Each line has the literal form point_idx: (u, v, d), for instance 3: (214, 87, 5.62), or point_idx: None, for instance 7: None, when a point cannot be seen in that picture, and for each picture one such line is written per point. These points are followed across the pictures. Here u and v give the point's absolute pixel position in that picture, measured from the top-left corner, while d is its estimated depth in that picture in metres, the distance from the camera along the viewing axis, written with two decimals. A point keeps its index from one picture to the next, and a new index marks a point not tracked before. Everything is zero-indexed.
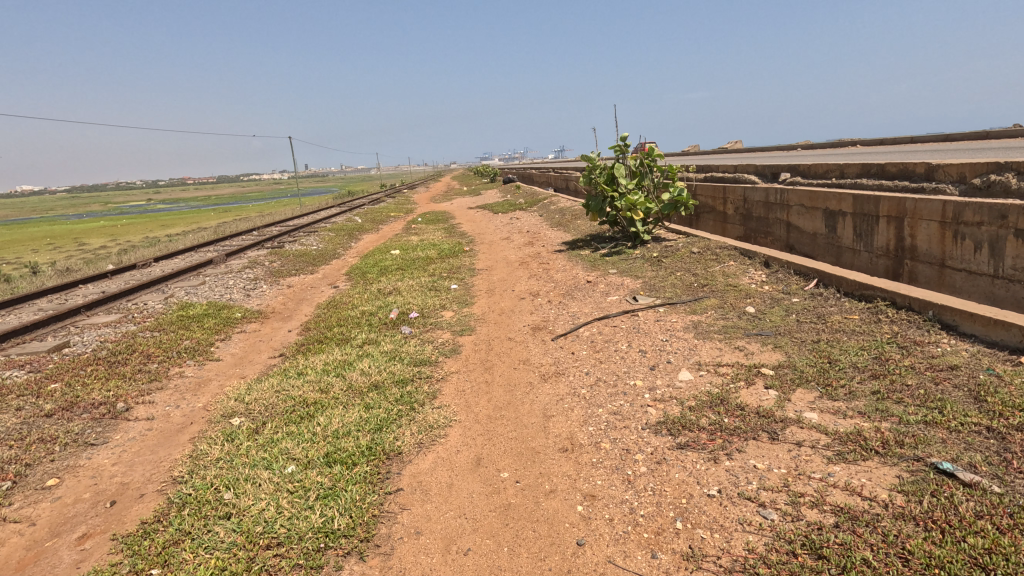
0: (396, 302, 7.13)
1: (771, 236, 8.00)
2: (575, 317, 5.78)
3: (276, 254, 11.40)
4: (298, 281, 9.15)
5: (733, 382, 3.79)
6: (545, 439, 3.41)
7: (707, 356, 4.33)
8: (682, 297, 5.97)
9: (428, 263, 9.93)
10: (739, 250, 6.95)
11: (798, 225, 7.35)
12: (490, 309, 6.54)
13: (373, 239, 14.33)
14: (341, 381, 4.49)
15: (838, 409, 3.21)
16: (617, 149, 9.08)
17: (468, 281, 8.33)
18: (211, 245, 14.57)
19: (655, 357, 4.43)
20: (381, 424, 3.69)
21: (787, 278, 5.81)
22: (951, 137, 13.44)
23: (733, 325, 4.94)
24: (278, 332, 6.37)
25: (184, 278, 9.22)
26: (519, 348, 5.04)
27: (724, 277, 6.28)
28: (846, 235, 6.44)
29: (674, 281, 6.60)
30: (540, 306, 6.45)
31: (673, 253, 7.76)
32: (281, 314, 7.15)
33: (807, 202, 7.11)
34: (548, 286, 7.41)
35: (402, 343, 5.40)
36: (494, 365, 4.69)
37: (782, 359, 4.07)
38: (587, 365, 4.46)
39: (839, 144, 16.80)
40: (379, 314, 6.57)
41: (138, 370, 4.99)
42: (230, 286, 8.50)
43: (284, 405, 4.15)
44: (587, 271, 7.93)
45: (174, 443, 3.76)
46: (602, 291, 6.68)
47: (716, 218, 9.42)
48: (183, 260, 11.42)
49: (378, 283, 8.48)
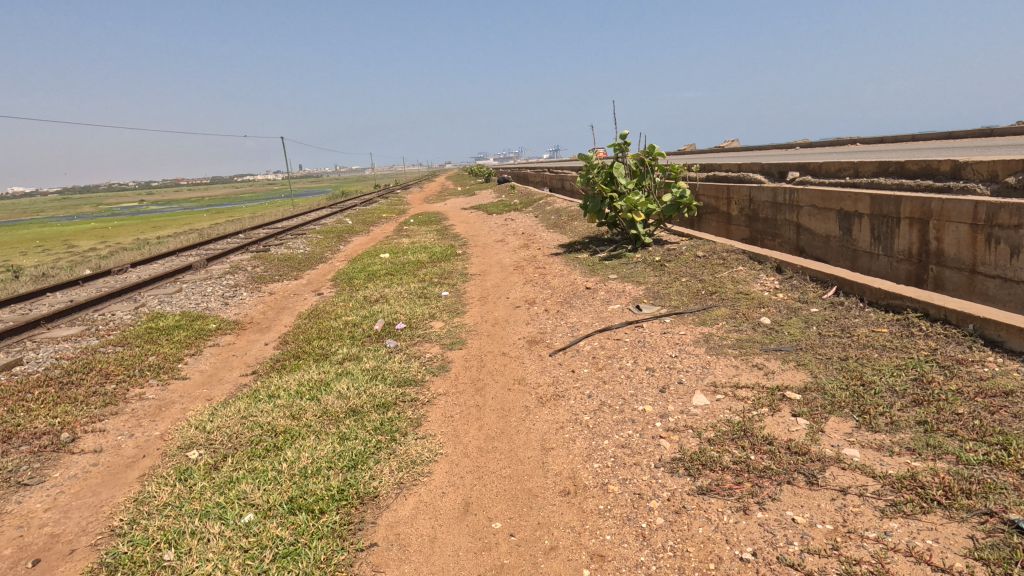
0: (383, 311, 6.66)
1: (779, 239, 7.58)
2: (574, 329, 5.34)
3: (259, 258, 10.89)
4: (281, 288, 8.67)
5: (755, 408, 3.35)
6: (543, 479, 2.96)
7: (723, 375, 3.89)
8: (689, 306, 5.54)
9: (418, 267, 9.47)
10: (748, 254, 6.53)
11: (809, 226, 6.94)
12: (482, 320, 6.09)
13: (362, 242, 13.84)
14: (314, 406, 4.03)
15: (882, 445, 2.77)
16: (616, 147, 8.64)
17: (460, 288, 7.88)
18: (193, 249, 14.03)
19: (664, 376, 4.00)
20: (356, 461, 3.23)
21: (802, 285, 5.39)
22: (955, 134, 13.06)
23: (748, 339, 4.51)
24: (254, 346, 5.89)
25: (160, 285, 8.73)
26: (514, 365, 4.60)
27: (734, 283, 5.86)
28: (862, 237, 6.03)
29: (679, 288, 6.16)
30: (537, 315, 6.00)
31: (677, 256, 7.33)
32: (259, 325, 6.67)
33: (819, 202, 6.69)
34: (544, 293, 6.97)
35: (386, 360, 4.94)
36: (486, 386, 4.24)
37: (808, 380, 3.64)
38: (589, 386, 4.02)
39: (840, 142, 16.45)
40: (363, 326, 6.10)
41: (92, 393, 4.51)
42: (208, 294, 8.01)
43: (248, 435, 3.69)
44: (585, 276, 7.49)
45: (120, 483, 3.29)
46: (602, 299, 6.24)
47: (720, 219, 9.01)
48: (163, 265, 10.92)
49: (365, 290, 8.02)
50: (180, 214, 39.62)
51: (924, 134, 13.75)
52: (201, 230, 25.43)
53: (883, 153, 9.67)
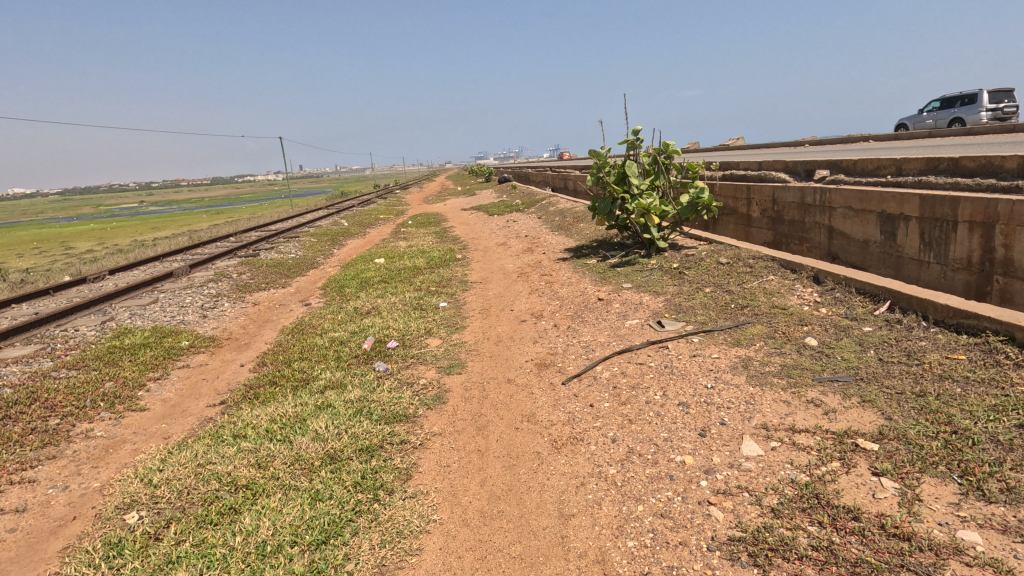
0: (374, 326, 6.03)
1: (808, 243, 6.94)
2: (589, 350, 4.69)
3: (246, 264, 10.24)
4: (266, 297, 8.03)
5: (824, 463, 2.70)
6: (564, 564, 2.32)
7: (774, 415, 3.24)
8: (718, 322, 4.89)
9: (415, 274, 8.83)
10: (779, 262, 5.89)
11: (843, 230, 6.30)
12: (484, 336, 5.44)
13: (356, 246, 13.12)
14: (285, 450, 3.39)
15: (1009, 526, 2.12)
16: (627, 144, 7.98)
17: (459, 298, 7.23)
18: (180, 252, 13.37)
19: (702, 415, 3.35)
20: (327, 533, 2.59)
21: (848, 299, 4.75)
22: (975, 130, 12.53)
23: (795, 366, 3.87)
24: (228, 368, 5.24)
25: (136, 294, 8.08)
26: (522, 396, 3.95)
27: (767, 296, 5.22)
28: (910, 243, 5.38)
29: (704, 300, 5.52)
30: (545, 332, 5.35)
31: (697, 263, 6.69)
32: (237, 342, 6.03)
33: (857, 203, 6.04)
34: (552, 304, 6.33)
35: (374, 388, 4.30)
36: (489, 424, 3.60)
37: (882, 423, 2.99)
38: (612, 426, 3.36)
39: (851, 140, 15.82)
40: (350, 345, 5.46)
41: (30, 432, 3.86)
42: (185, 305, 7.37)
43: (201, 491, 3.05)
44: (596, 285, 6.85)
45: (36, 559, 2.65)
46: (618, 313, 5.59)
47: (739, 221, 8.37)
48: (144, 272, 10.28)
49: (356, 300, 7.37)
50: (176, 215, 38.88)
51: (941, 130, 13.24)
52: (194, 232, 24.73)
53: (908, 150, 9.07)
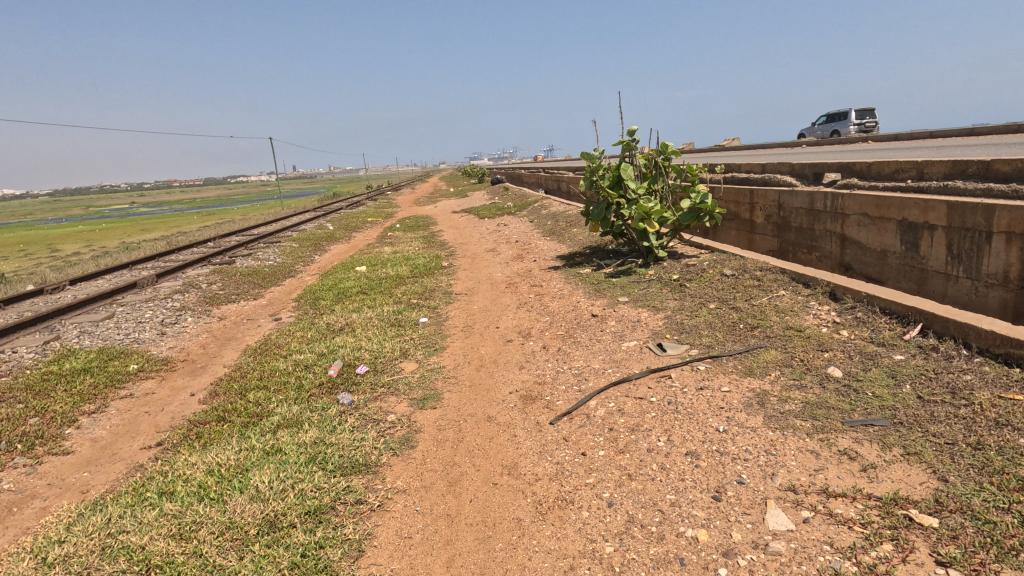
0: (345, 346, 5.46)
1: (818, 252, 6.43)
2: (581, 379, 4.13)
3: (219, 273, 9.65)
4: (234, 311, 7.45)
5: (873, 546, 2.16)
6: None
7: (802, 470, 2.70)
8: (727, 346, 4.36)
9: (396, 284, 8.24)
10: (791, 275, 5.37)
11: (857, 239, 5.80)
12: (465, 360, 4.88)
13: (340, 252, 12.52)
14: (217, 513, 2.82)
15: None
16: (623, 145, 7.45)
17: (441, 313, 6.66)
18: (153, 258, 12.73)
19: (715, 471, 2.80)
20: None
21: (872, 320, 4.22)
22: (978, 129, 12.27)
23: (820, 402, 3.33)
24: (177, 398, 4.65)
25: (93, 308, 7.48)
26: (503, 439, 3.41)
27: (780, 315, 4.69)
28: (935, 254, 4.88)
29: (709, 319, 4.98)
30: (533, 355, 4.79)
31: (699, 275, 6.15)
32: (193, 365, 5.45)
33: (873, 210, 5.53)
34: (542, 321, 5.77)
35: (334, 428, 3.74)
36: (463, 478, 3.05)
37: (936, 486, 2.46)
38: (608, 485, 2.81)
39: (851, 142, 15.50)
40: (316, 369, 4.90)
41: None
42: (143, 321, 6.78)
43: (103, 573, 2.48)
44: (590, 298, 6.30)
45: None
46: (613, 333, 5.04)
47: (741, 227, 7.88)
48: (109, 281, 9.66)
49: (330, 315, 6.80)
50: (162, 218, 37.94)
51: (940, 131, 13.04)
52: (177, 236, 24.00)
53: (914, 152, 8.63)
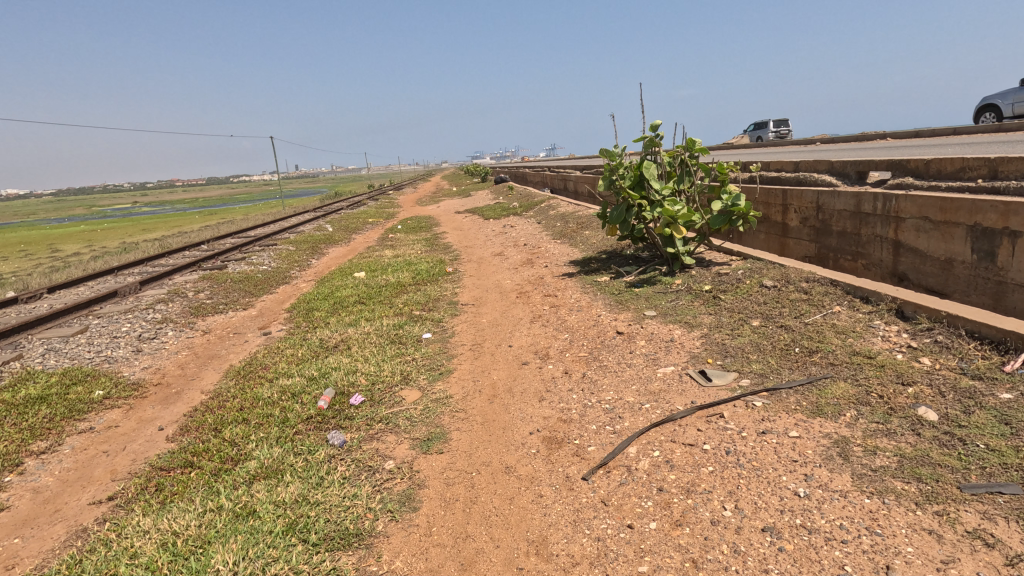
0: (338, 368, 4.82)
1: (865, 259, 5.78)
2: (614, 416, 3.50)
3: (209, 279, 9.06)
4: (220, 322, 6.86)
5: None
6: None
7: (928, 564, 2.06)
8: (784, 376, 3.71)
9: (397, 293, 7.63)
10: (846, 289, 4.70)
11: (915, 246, 5.14)
12: (475, 388, 4.23)
13: (339, 255, 11.95)
14: None
15: None
16: (645, 142, 6.80)
17: (447, 326, 6.03)
18: (142, 260, 12.10)
19: (809, 560, 2.16)
20: None
21: (957, 345, 3.57)
22: (1004, 127, 11.47)
23: (918, 455, 2.69)
24: (142, 433, 4.02)
25: (68, 318, 6.89)
26: (526, 500, 2.78)
27: (840, 336, 4.05)
28: (1018, 265, 4.21)
29: (755, 341, 4.33)
30: (554, 383, 4.16)
31: (735, 286, 5.50)
32: (168, 390, 4.83)
33: (936, 213, 4.88)
34: (560, 339, 5.13)
35: (322, 477, 3.14)
36: (479, 559, 2.41)
37: None
38: None
39: (867, 139, 14.89)
40: (304, 396, 4.31)
41: None
42: (120, 336, 6.17)
43: None
44: (612, 312, 5.66)
45: None
46: (645, 355, 4.41)
47: (772, 231, 7.25)
48: (93, 288, 9.07)
49: (325, 327, 6.22)
50: (162, 218, 37.29)
51: (965, 126, 12.28)
52: (174, 236, 23.40)
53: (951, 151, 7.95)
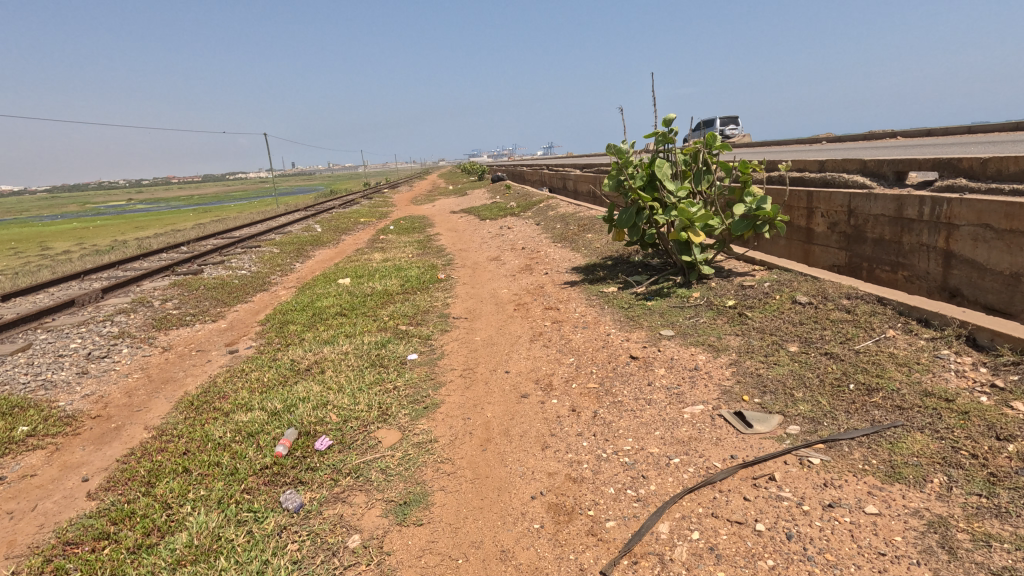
0: (307, 399, 4.13)
1: (907, 271, 5.11)
2: (637, 478, 2.79)
3: (179, 286, 8.33)
4: (183, 337, 6.15)
5: None
6: None
7: None
8: (841, 422, 3.03)
9: (382, 303, 6.93)
10: (899, 309, 4.03)
11: (972, 257, 4.47)
12: (465, 429, 3.54)
13: (325, 259, 11.24)
14: None
15: None
16: (658, 138, 6.11)
17: (435, 345, 5.34)
18: (117, 261, 11.35)
19: None
20: None
21: None
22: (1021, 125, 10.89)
23: None
24: (61, 486, 3.31)
25: (13, 331, 6.17)
26: None
27: (904, 370, 3.37)
28: None
29: (797, 372, 3.65)
30: (560, 425, 3.47)
31: (765, 302, 4.81)
32: (106, 425, 4.11)
33: (998, 221, 4.21)
34: (565, 365, 4.44)
35: (262, 564, 2.45)
36: None
37: None
38: None
39: (876, 136, 14.24)
40: (261, 436, 3.63)
41: None
42: (64, 355, 5.44)
43: None
44: (624, 330, 4.97)
45: None
46: (667, 390, 3.72)
47: (797, 237, 6.57)
48: (53, 294, 8.33)
49: (298, 345, 5.53)
50: (153, 214, 36.42)
51: (981, 125, 11.67)
52: (158, 235, 22.51)
53: (986, 150, 7.27)
